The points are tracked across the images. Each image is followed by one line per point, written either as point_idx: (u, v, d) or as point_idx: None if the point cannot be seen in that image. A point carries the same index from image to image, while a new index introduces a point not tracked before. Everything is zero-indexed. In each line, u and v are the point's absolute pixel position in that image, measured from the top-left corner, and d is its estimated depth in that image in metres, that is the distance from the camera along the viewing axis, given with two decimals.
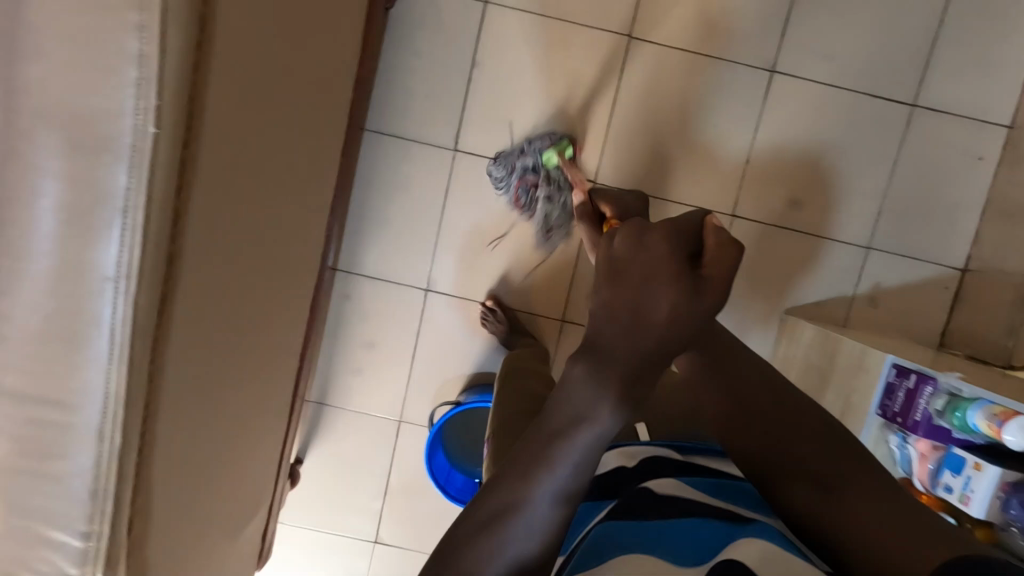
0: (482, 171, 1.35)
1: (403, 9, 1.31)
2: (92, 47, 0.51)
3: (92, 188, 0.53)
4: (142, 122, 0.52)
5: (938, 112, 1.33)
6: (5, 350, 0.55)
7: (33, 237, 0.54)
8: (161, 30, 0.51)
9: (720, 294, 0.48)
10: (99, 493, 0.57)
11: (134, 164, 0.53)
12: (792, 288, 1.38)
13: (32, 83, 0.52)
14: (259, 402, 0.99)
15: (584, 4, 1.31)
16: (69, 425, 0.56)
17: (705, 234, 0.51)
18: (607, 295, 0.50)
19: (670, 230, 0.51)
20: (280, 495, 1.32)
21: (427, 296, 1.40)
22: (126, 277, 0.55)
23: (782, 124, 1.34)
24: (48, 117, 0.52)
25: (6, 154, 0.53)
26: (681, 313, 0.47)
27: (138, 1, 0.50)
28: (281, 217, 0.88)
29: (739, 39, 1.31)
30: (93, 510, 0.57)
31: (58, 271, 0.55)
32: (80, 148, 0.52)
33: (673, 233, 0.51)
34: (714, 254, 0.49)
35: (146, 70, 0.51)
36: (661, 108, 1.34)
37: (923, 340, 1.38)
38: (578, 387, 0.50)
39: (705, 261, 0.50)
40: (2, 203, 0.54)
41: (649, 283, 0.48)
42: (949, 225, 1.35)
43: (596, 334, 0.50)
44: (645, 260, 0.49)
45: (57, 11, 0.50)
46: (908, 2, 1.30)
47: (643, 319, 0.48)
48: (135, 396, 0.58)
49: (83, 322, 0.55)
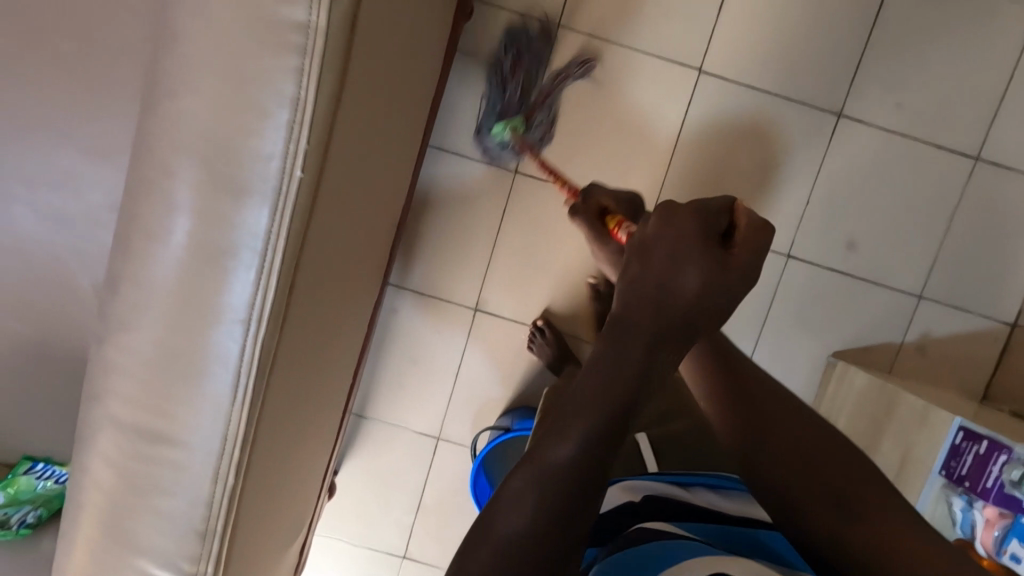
0: (541, 193, 1.34)
1: (475, 26, 1.30)
2: (250, 87, 0.49)
3: (233, 228, 0.52)
4: (290, 165, 0.51)
5: (1001, 167, 1.32)
6: (123, 385, 0.54)
7: (163, 271, 0.53)
8: (319, 73, 0.50)
9: (746, 268, 0.47)
10: (207, 537, 0.55)
11: (277, 206, 0.52)
12: (841, 332, 1.38)
13: (184, 118, 0.51)
14: (320, 422, 0.97)
15: (657, 34, 1.30)
16: (182, 466, 0.54)
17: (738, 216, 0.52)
18: (636, 269, 0.48)
19: (699, 210, 0.50)
20: (318, 507, 1.30)
21: (475, 315, 1.39)
22: (256, 319, 0.53)
23: (845, 167, 1.34)
24: (195, 152, 0.51)
25: (148, 187, 0.52)
26: (711, 284, 0.46)
27: (301, 45, 0.49)
28: (366, 242, 0.87)
29: (809, 80, 1.31)
30: (199, 554, 0.55)
31: (185, 309, 0.53)
32: (221, 186, 0.51)
33: (702, 214, 0.50)
34: (744, 235, 0.49)
35: (302, 114, 0.50)
36: (725, 143, 1.33)
37: (968, 391, 1.38)
38: (590, 378, 0.45)
39: (735, 243, 0.50)
40: (138, 234, 0.53)
41: (683, 253, 0.47)
42: (1003, 280, 1.35)
43: (624, 310, 0.46)
44: (679, 233, 0.48)
45: (217, 47, 0.49)
46: (981, 55, 1.30)
47: (675, 288, 0.46)
48: (248, 437, 0.57)
49: (207, 362, 0.53)
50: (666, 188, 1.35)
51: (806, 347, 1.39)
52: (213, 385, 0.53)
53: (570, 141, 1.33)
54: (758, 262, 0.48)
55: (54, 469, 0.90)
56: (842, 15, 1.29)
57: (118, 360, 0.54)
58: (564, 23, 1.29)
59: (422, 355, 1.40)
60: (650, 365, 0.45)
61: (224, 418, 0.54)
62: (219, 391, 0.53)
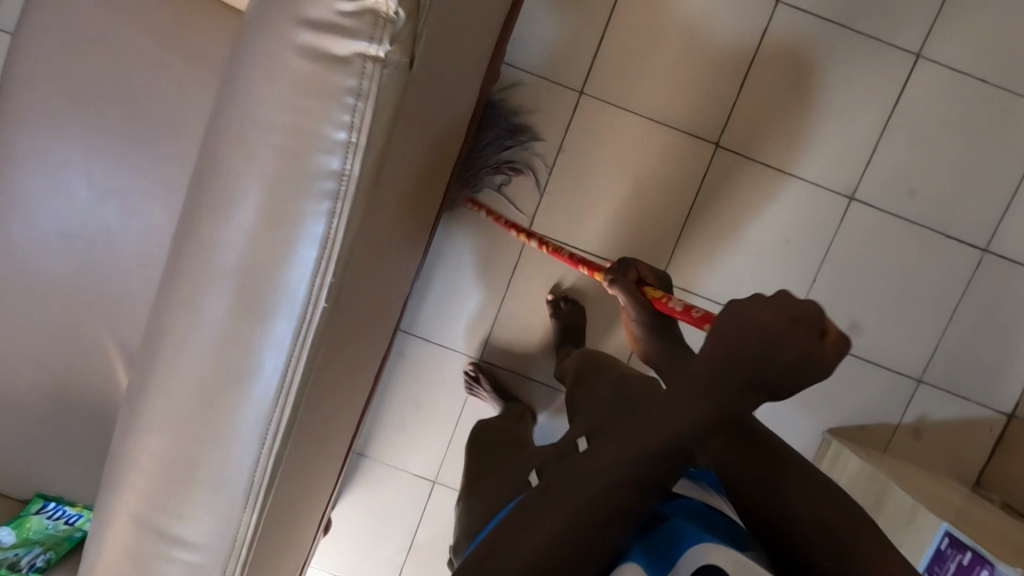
0: (552, 252, 1.37)
1: (500, 87, 1.33)
2: (281, 224, 0.52)
3: (255, 350, 0.55)
4: (315, 295, 0.55)
5: (1008, 260, 1.34)
6: (141, 485, 0.57)
7: (185, 384, 0.56)
8: (347, 213, 0.53)
9: (828, 367, 0.56)
10: None
11: (298, 332, 0.55)
12: (838, 408, 1.40)
13: (216, 246, 0.53)
14: (321, 478, 1.01)
15: (677, 107, 1.33)
16: (190, 561, 0.58)
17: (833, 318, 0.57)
18: (735, 338, 0.58)
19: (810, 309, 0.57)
20: (312, 544, 1.34)
21: (479, 365, 1.41)
22: (271, 432, 0.57)
23: (853, 249, 1.35)
24: (224, 278, 0.54)
25: (178, 304, 0.55)
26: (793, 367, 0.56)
27: (334, 190, 0.52)
28: (377, 315, 0.90)
29: (824, 162, 1.33)
30: None
31: (203, 420, 0.56)
32: (247, 311, 0.54)
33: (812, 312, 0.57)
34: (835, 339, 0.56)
35: (329, 252, 0.53)
36: (736, 217, 1.36)
37: (959, 477, 1.39)
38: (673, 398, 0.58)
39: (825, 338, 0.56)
40: (165, 346, 0.56)
41: (783, 341, 0.56)
42: (1001, 370, 1.37)
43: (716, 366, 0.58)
44: (774, 314, 0.57)
45: (254, 186, 0.52)
46: (995, 149, 1.31)
47: (761, 364, 0.56)
48: (254, 533, 0.61)
49: (221, 470, 0.57)
50: (676, 256, 1.37)
51: (802, 420, 1.41)
52: (227, 492, 0.57)
53: (584, 204, 1.36)
54: (836, 361, 0.56)
55: (65, 509, 0.94)
56: (861, 101, 1.31)
57: (139, 459, 0.57)
58: (587, 90, 1.32)
59: (424, 400, 1.43)
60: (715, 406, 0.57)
61: (234, 521, 0.58)
62: (231, 498, 0.57)
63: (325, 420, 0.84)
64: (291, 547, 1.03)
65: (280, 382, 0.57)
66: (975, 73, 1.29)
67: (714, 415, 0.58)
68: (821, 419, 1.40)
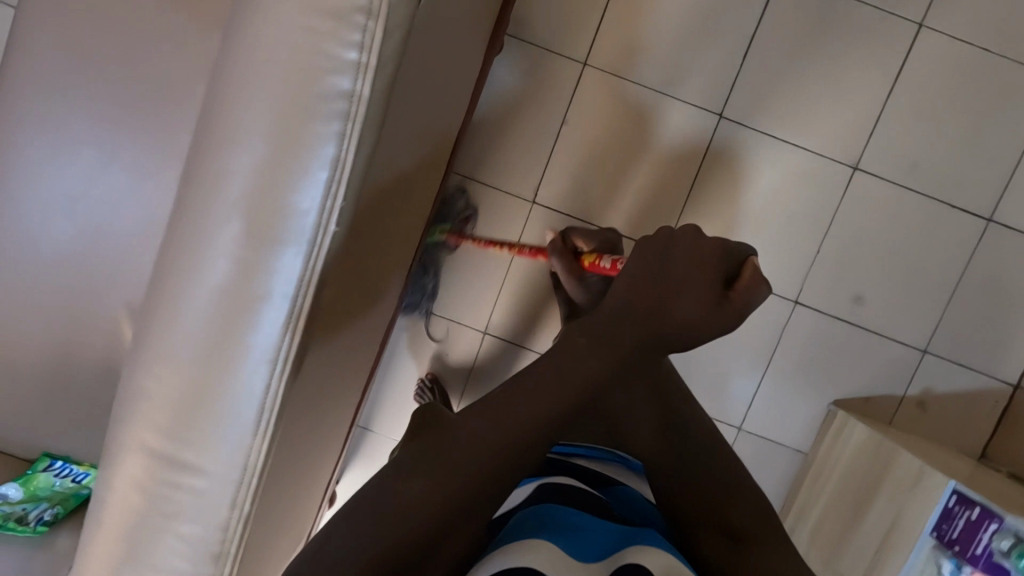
0: (556, 224, 1.37)
1: (503, 59, 1.33)
2: (292, 146, 0.53)
3: (266, 275, 0.55)
4: (326, 220, 0.55)
5: (1013, 230, 1.34)
6: (151, 412, 0.57)
7: (196, 311, 0.56)
8: (357, 136, 0.54)
9: (734, 317, 0.61)
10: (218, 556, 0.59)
11: (308, 257, 0.55)
12: (843, 380, 1.40)
13: (228, 169, 0.54)
14: (327, 439, 1.01)
15: (681, 78, 1.33)
16: (200, 491, 0.57)
17: (744, 266, 0.64)
18: (648, 267, 0.63)
19: (720, 247, 0.64)
20: (317, 517, 1.33)
21: (483, 337, 1.42)
22: (282, 360, 0.57)
23: (858, 219, 1.35)
24: (235, 202, 0.54)
25: (190, 229, 0.55)
26: (703, 313, 0.61)
27: (345, 111, 0.52)
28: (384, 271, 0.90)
29: (828, 132, 1.33)
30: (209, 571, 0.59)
31: (214, 346, 0.56)
32: (257, 235, 0.54)
33: (722, 251, 0.64)
34: (746, 284, 0.62)
35: (340, 174, 0.53)
36: (740, 188, 1.35)
37: (966, 449, 1.39)
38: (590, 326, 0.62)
39: (735, 286, 0.63)
40: (177, 273, 0.56)
41: (685, 282, 0.62)
42: (1007, 341, 1.36)
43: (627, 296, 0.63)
44: (691, 253, 0.63)
45: (266, 107, 0.52)
46: (1000, 118, 1.31)
47: (670, 303, 0.61)
48: (263, 466, 0.61)
49: (231, 398, 0.57)
50: (681, 228, 1.37)
51: (807, 393, 1.40)
52: (236, 420, 0.57)
53: (587, 176, 1.36)
54: (746, 311, 0.62)
55: (71, 467, 0.94)
56: (863, 71, 1.31)
57: (149, 387, 0.57)
58: (590, 62, 1.32)
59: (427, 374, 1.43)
60: (626, 347, 0.61)
61: (243, 450, 0.58)
62: (241, 426, 0.57)
63: (328, 373, 0.84)
64: (293, 509, 1.04)
65: (291, 309, 0.57)
66: (977, 42, 1.29)
67: (625, 355, 0.61)
68: (827, 392, 1.40)
